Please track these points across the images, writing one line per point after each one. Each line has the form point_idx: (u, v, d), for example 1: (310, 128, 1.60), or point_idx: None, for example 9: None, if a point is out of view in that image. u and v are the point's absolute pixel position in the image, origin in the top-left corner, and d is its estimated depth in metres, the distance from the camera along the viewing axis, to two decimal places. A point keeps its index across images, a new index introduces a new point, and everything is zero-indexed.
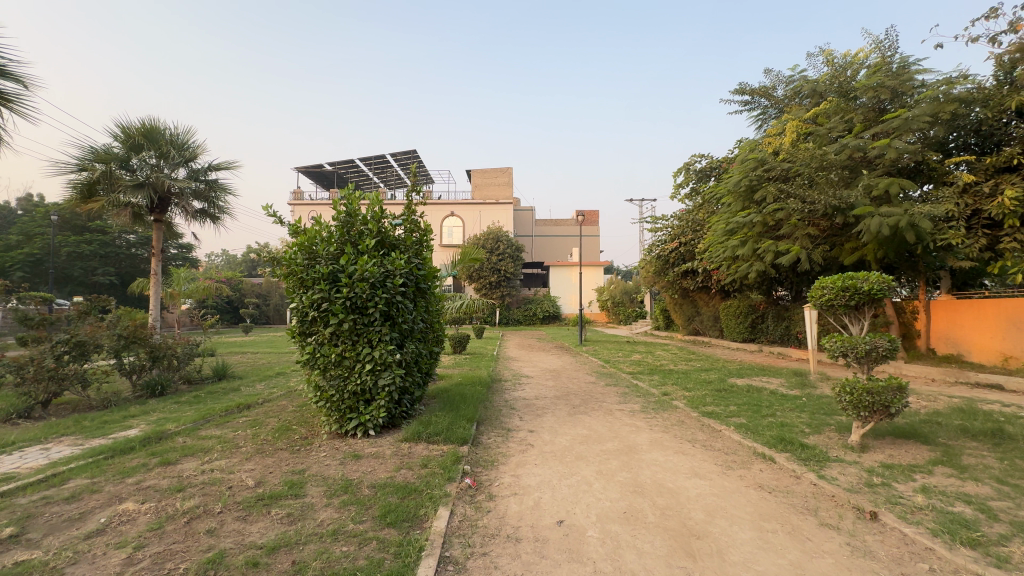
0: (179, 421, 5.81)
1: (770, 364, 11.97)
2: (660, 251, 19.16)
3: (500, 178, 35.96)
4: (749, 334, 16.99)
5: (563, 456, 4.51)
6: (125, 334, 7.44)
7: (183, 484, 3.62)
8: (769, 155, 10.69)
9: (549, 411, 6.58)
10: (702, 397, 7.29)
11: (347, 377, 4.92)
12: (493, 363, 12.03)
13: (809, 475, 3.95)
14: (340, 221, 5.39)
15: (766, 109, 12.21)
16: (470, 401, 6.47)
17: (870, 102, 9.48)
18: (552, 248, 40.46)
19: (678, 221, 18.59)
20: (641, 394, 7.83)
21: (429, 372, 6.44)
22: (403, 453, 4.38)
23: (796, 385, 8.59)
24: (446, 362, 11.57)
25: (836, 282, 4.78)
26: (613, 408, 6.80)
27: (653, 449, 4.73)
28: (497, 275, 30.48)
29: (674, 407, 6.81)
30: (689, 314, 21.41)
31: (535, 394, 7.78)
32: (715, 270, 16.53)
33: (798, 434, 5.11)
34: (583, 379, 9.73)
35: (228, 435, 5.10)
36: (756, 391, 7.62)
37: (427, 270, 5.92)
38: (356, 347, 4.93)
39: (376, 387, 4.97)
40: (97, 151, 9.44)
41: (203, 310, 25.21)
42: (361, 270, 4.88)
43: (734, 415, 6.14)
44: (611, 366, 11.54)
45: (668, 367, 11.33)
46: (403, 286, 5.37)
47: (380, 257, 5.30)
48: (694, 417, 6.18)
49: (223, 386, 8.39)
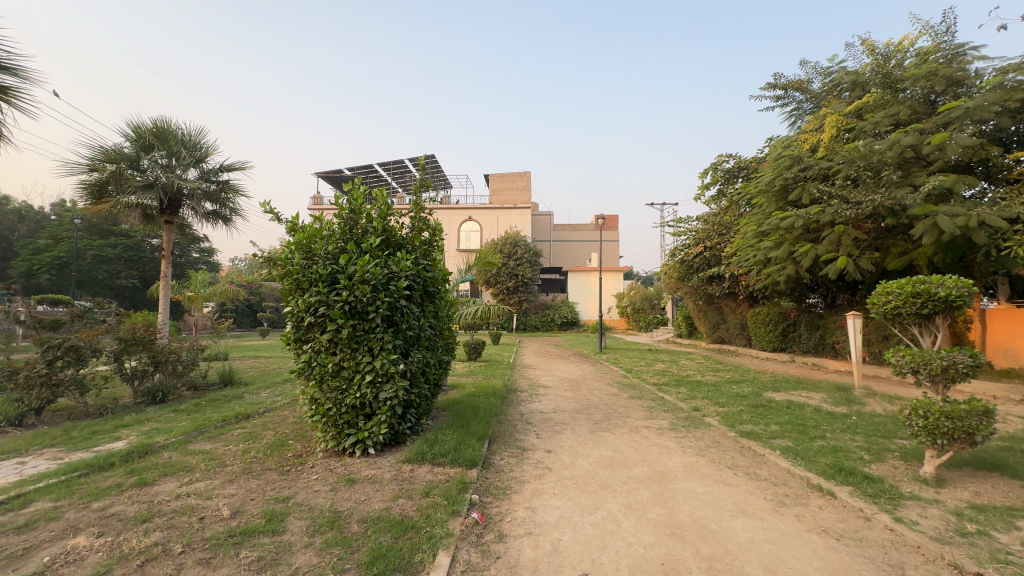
0: (170, 433, 5.42)
1: (806, 376, 11.17)
2: (684, 256, 18.42)
3: (518, 183, 35.60)
4: (779, 343, 16.11)
5: (586, 484, 3.95)
6: (127, 338, 7.26)
7: (151, 512, 3.18)
8: (806, 152, 9.95)
9: (568, 427, 6.01)
10: (737, 414, 6.63)
11: (345, 389, 4.45)
12: (509, 371, 11.52)
13: (882, 517, 3.31)
14: (343, 218, 4.94)
15: (800, 104, 11.50)
16: (482, 415, 5.94)
17: (920, 92, 8.70)
18: (571, 253, 39.86)
19: (703, 225, 17.84)
20: (668, 409, 7.20)
21: (439, 382, 5.96)
22: (404, 477, 3.87)
23: (841, 401, 7.83)
24: (459, 370, 11.09)
25: (903, 287, 4.14)
26: (639, 425, 6.19)
27: (689, 478, 4.13)
28: (515, 280, 30.00)
29: (707, 425, 6.17)
30: (714, 321, 20.55)
31: (553, 407, 7.22)
32: (743, 276, 15.73)
33: (857, 463, 4.44)
34: (604, 390, 9.11)
35: (216, 451, 4.67)
36: (797, 408, 6.92)
37: (436, 272, 5.44)
38: (356, 355, 4.46)
39: (376, 401, 4.50)
40: (108, 151, 9.30)
41: (222, 313, 25.35)
42: (362, 271, 4.41)
43: (777, 436, 5.47)
44: (633, 376, 10.88)
45: (695, 378, 10.62)
46: (409, 289, 4.89)
47: (385, 257, 4.83)
48: (730, 438, 5.54)
49: (227, 393, 8.05)
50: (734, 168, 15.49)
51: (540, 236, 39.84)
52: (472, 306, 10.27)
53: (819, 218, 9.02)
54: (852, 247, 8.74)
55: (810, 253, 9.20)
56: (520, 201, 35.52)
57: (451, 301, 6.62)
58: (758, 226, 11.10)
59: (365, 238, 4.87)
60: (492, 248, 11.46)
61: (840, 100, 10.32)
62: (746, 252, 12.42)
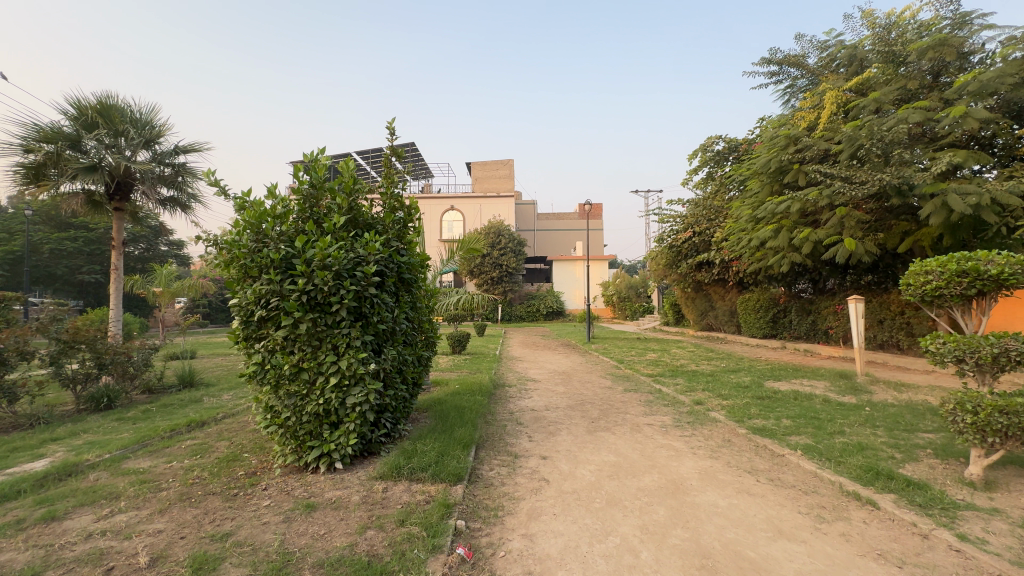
0: (106, 447, 4.68)
1: (802, 363, 10.83)
2: (672, 242, 17.97)
3: (501, 171, 34.83)
4: (769, 329, 15.86)
5: (591, 500, 3.38)
6: (64, 338, 6.44)
7: (46, 563, 2.48)
8: (803, 131, 9.49)
9: (564, 428, 5.45)
10: (744, 407, 6.13)
11: (305, 394, 3.78)
12: (496, 364, 10.93)
13: (942, 534, 2.82)
14: (301, 194, 4.24)
15: (795, 81, 11.04)
16: (467, 416, 5.32)
17: (926, 65, 8.26)
18: (555, 242, 39.30)
19: (691, 210, 17.44)
20: (668, 404, 6.68)
21: (418, 382, 5.32)
22: (376, 500, 3.24)
23: (847, 389, 7.44)
24: (443, 365, 10.43)
25: (946, 265, 3.63)
26: (640, 422, 5.66)
27: (708, 487, 3.60)
28: (499, 271, 29.38)
29: (713, 420, 5.67)
30: (702, 309, 20.27)
31: (546, 404, 6.64)
32: (733, 261, 15.38)
33: (891, 463, 3.96)
34: (598, 383, 8.57)
35: (154, 470, 3.96)
36: (805, 398, 6.49)
37: (412, 257, 4.77)
38: (317, 354, 3.78)
39: (343, 408, 3.83)
40: (43, 129, 8.30)
41: (194, 308, 24.16)
42: (322, 255, 3.72)
43: (793, 432, 4.98)
44: (627, 367, 10.38)
45: (691, 368, 10.17)
46: (380, 276, 4.22)
47: (350, 240, 4.15)
48: (741, 435, 5.06)
49: (185, 397, 7.26)
50: (724, 150, 15.05)
51: (524, 225, 39.15)
52: (455, 295, 9.50)
53: (820, 199, 8.56)
54: (855, 228, 8.31)
55: (808, 237, 8.75)
56: (504, 190, 34.78)
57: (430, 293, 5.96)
58: (752, 210, 10.64)
59: (328, 216, 4.18)
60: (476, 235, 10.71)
61: (837, 74, 9.86)
62: (739, 238, 11.98)
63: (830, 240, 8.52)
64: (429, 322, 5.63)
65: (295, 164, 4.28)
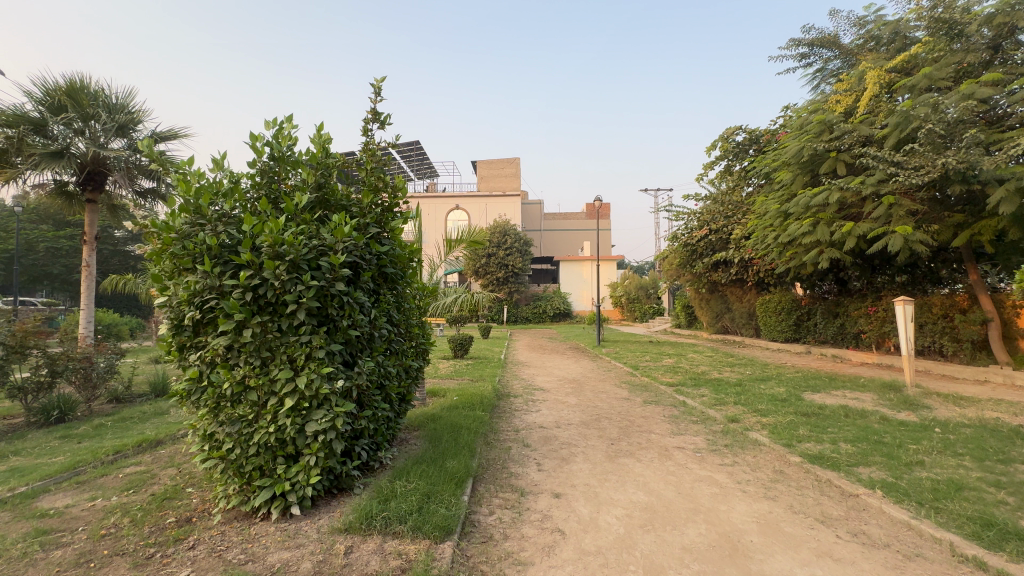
0: (27, 476, 3.88)
1: (837, 371, 9.90)
2: (686, 240, 16.98)
3: (507, 170, 34.08)
4: (792, 333, 14.91)
5: (623, 568, 2.53)
6: (10, 342, 5.70)
7: None
8: (839, 115, 8.60)
9: (579, 453, 4.60)
10: (789, 427, 5.23)
11: (252, 419, 2.96)
12: (500, 370, 10.09)
13: None
14: (259, 166, 3.44)
15: (826, 63, 10.09)
16: (465, 438, 4.49)
17: (986, 38, 7.33)
18: (562, 242, 38.40)
19: (707, 207, 16.55)
20: (697, 421, 5.80)
21: (406, 398, 4.49)
22: (335, 567, 2.42)
23: (900, 403, 6.54)
24: (442, 372, 9.59)
25: None
26: (669, 446, 4.80)
27: (776, 547, 2.74)
28: (505, 271, 28.54)
29: (756, 444, 4.79)
30: (717, 311, 19.29)
31: (556, 420, 5.78)
32: (754, 261, 14.40)
33: (1005, 511, 3.08)
34: (613, 394, 7.71)
35: (66, 514, 3.14)
36: (857, 416, 5.60)
37: (396, 249, 3.96)
38: (269, 368, 2.96)
39: (302, 436, 3.00)
40: (4, 112, 7.58)
41: None
42: (271, 239, 2.89)
43: (859, 463, 4.08)
44: (643, 374, 9.50)
45: (714, 376, 9.25)
46: (354, 271, 3.39)
47: (316, 224, 3.33)
48: (794, 464, 4.19)
49: (150, 408, 6.47)
50: (745, 141, 14.14)
51: (531, 224, 38.22)
52: (451, 295, 8.63)
53: (864, 188, 7.79)
54: (906, 219, 7.52)
55: (849, 231, 8.11)
56: (509, 189, 34.01)
57: (422, 292, 5.15)
58: (780, 204, 9.78)
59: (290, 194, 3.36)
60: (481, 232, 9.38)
61: (876, 53, 8.88)
62: (765, 234, 11.12)
63: (874, 233, 7.81)
64: (421, 326, 4.82)
65: (253, 132, 3.49)
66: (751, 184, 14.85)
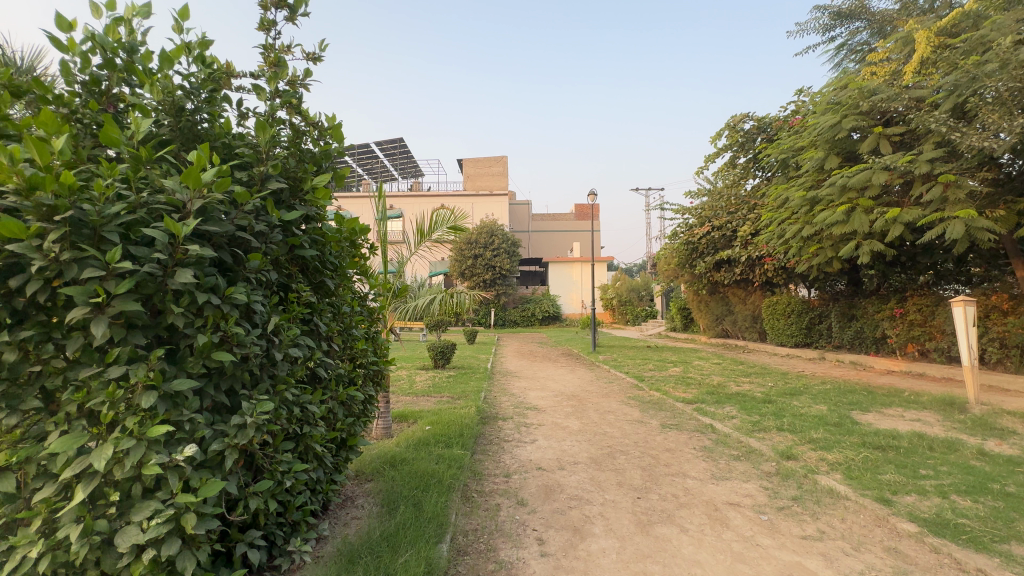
0: None
1: (869, 383, 8.76)
2: (686, 237, 15.87)
3: (494, 169, 32.81)
4: (803, 338, 13.77)
5: None
6: None
7: None
8: (880, 80, 7.70)
9: (597, 515, 3.26)
10: (869, 469, 3.95)
11: (5, 528, 1.55)
12: (487, 384, 8.72)
13: None
14: (73, 73, 1.99)
15: (852, 37, 9.22)
16: (433, 503, 3.12)
17: None
18: (551, 243, 37.22)
19: (709, 201, 15.51)
20: (741, 458, 4.47)
21: (348, 444, 3.10)
22: None
23: (974, 425, 5.35)
24: (418, 387, 8.18)
25: None
26: (719, 502, 3.47)
27: None
28: (492, 273, 27.22)
29: (836, 498, 3.50)
30: (718, 313, 18.16)
31: (557, 461, 4.40)
32: (763, 259, 13.26)
33: None
34: (621, 414, 6.41)
35: None
36: (945, 449, 4.37)
37: (323, 224, 2.59)
38: (45, 430, 1.56)
39: (110, 555, 1.60)
40: None
41: None
42: (22, 180, 1.48)
43: (1008, 536, 2.81)
44: (651, 389, 8.20)
45: (734, 390, 7.98)
46: (234, 253, 2.00)
47: (165, 170, 1.91)
48: (911, 536, 2.91)
49: None
50: (753, 130, 13.06)
51: (519, 225, 36.98)
52: (423, 299, 7.06)
53: (915, 166, 6.90)
54: (965, 204, 6.60)
55: (896, 218, 7.14)
56: (497, 188, 32.73)
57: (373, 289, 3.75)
58: (805, 192, 8.64)
59: (110, 115, 1.93)
60: (464, 223, 7.79)
61: (917, 17, 7.80)
62: (784, 228, 9.98)
63: (927, 220, 6.95)
64: (369, 339, 3.44)
65: (68, 22, 2.07)
66: (757, 177, 13.80)
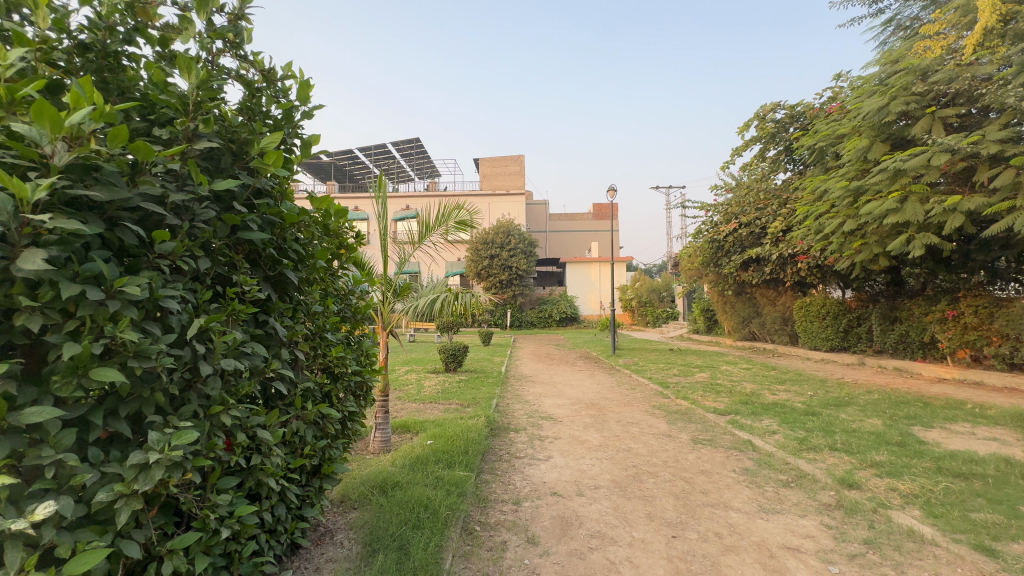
0: None
1: (921, 392, 7.93)
2: (712, 235, 15.08)
3: (511, 168, 32.28)
4: (839, 342, 12.86)
5: None
6: None
7: None
8: (938, 54, 6.93)
9: (625, 561, 2.66)
10: (955, 504, 3.26)
11: None
12: (499, 391, 8.15)
13: None
14: None
15: (902, 9, 8.51)
16: (422, 546, 2.57)
17: None
18: (569, 243, 36.52)
19: (736, 196, 14.70)
20: (791, 485, 3.80)
21: (322, 471, 2.58)
22: None
23: None
24: (427, 393, 7.68)
25: None
26: (774, 546, 2.83)
27: None
28: (508, 273, 26.68)
29: (922, 545, 2.83)
30: (744, 315, 17.28)
31: (575, 485, 3.82)
32: (796, 258, 12.41)
33: None
34: (647, 427, 5.77)
35: None
36: None
37: (281, 203, 2.07)
38: None
39: None
40: None
41: None
42: None
43: None
44: (678, 397, 7.53)
45: (771, 400, 7.27)
46: (141, 234, 1.50)
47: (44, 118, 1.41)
48: None
49: None
50: (785, 119, 12.26)
51: (536, 225, 36.40)
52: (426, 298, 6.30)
53: (984, 147, 6.20)
54: None
55: (954, 206, 6.44)
56: (514, 188, 32.21)
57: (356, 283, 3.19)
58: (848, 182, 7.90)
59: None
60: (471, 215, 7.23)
61: None
62: (823, 223, 9.20)
63: (992, 209, 6.23)
64: (351, 344, 2.92)
65: None
66: (788, 170, 12.98)
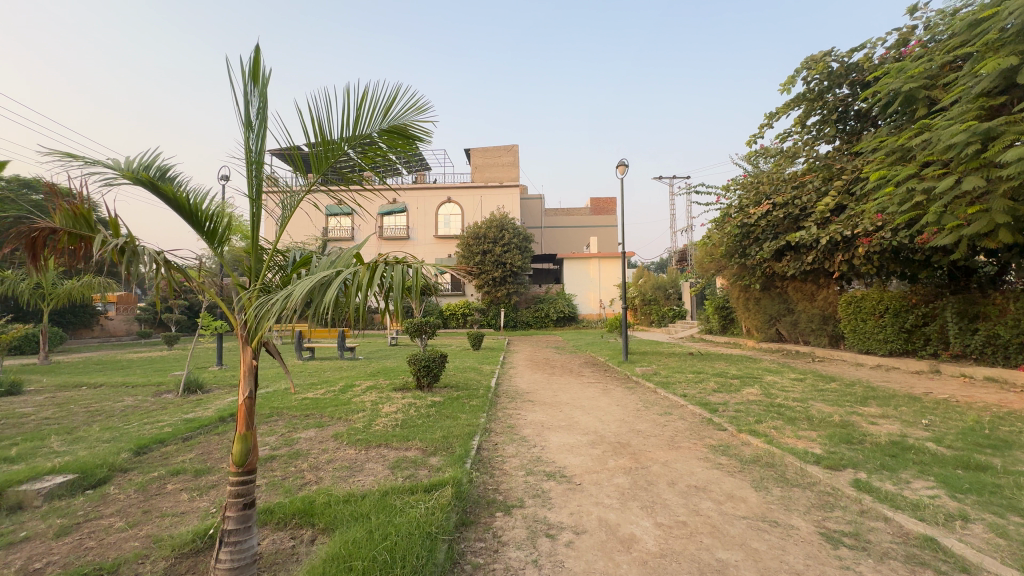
0: None
1: None
2: (738, 218, 12.74)
3: (504, 158, 29.84)
4: (902, 345, 10.57)
5: None
6: None
7: None
8: None
9: None
10: None
11: None
12: (484, 421, 5.77)
13: None
14: None
15: None
16: None
17: None
18: (566, 239, 34.24)
19: (768, 173, 12.45)
20: None
21: None
22: None
23: None
24: (377, 428, 5.28)
25: None
26: None
27: None
28: (502, 269, 24.35)
29: None
30: (771, 313, 15.05)
31: None
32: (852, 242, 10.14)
33: None
34: (726, 500, 3.41)
35: None
36: None
37: None
38: None
39: None
40: None
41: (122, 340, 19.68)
42: None
43: None
44: (742, 431, 5.20)
45: (881, 436, 4.94)
46: None
47: None
48: None
49: None
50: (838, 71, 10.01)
51: (531, 220, 34.12)
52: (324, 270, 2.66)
53: None
54: None
55: None
56: (507, 179, 29.81)
57: None
58: (970, 123, 5.69)
59: None
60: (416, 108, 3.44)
61: None
62: (914, 191, 6.91)
63: None
64: None
65: None
66: (834, 139, 10.77)
